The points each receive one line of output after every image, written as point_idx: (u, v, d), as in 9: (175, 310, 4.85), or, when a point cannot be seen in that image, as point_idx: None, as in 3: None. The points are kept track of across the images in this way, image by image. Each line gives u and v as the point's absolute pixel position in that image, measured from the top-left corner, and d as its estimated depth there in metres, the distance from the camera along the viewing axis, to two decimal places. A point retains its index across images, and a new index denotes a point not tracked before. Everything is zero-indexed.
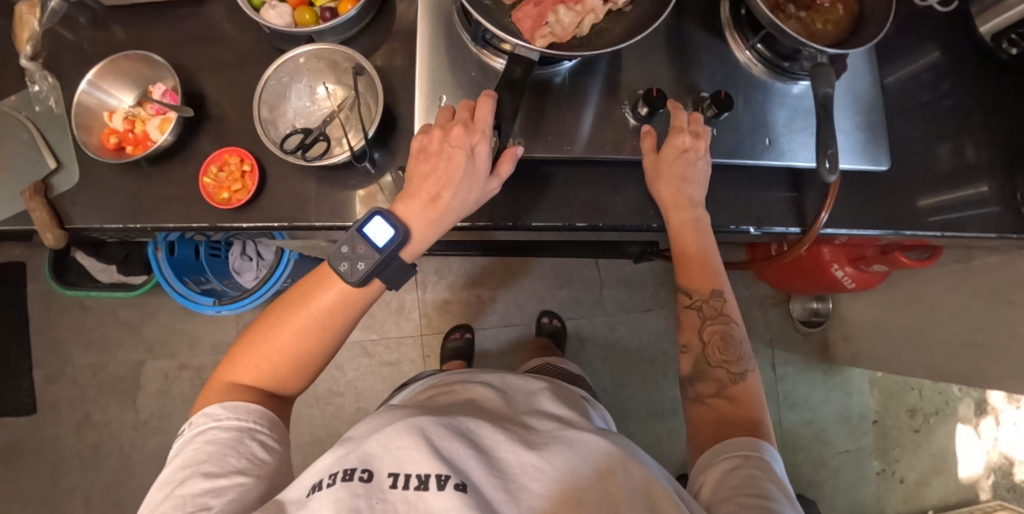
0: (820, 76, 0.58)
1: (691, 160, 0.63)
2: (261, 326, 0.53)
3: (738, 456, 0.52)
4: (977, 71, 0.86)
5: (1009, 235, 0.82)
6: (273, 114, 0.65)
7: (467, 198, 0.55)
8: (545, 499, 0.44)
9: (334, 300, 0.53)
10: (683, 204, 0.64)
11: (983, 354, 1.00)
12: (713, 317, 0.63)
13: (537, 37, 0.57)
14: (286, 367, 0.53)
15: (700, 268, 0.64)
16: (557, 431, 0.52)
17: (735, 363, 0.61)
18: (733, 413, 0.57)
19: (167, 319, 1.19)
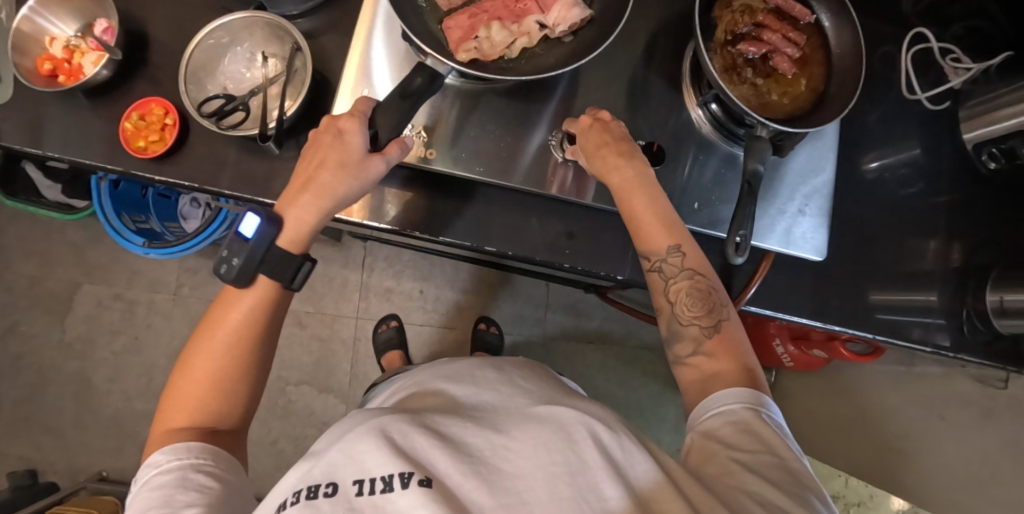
0: (753, 151, 0.58)
1: (608, 126, 0.59)
2: (178, 370, 0.50)
3: (728, 412, 0.50)
4: (957, 177, 0.83)
5: (943, 351, 0.78)
6: (204, 74, 0.64)
7: (345, 179, 0.53)
8: (515, 472, 0.42)
9: (246, 308, 0.50)
10: (619, 162, 0.57)
11: (904, 463, 0.97)
12: (677, 275, 0.56)
13: (462, 50, 0.60)
14: (220, 393, 0.49)
15: (654, 223, 0.57)
16: (528, 409, 0.49)
17: (709, 316, 0.55)
18: (715, 367, 0.53)
19: (113, 247, 1.20)
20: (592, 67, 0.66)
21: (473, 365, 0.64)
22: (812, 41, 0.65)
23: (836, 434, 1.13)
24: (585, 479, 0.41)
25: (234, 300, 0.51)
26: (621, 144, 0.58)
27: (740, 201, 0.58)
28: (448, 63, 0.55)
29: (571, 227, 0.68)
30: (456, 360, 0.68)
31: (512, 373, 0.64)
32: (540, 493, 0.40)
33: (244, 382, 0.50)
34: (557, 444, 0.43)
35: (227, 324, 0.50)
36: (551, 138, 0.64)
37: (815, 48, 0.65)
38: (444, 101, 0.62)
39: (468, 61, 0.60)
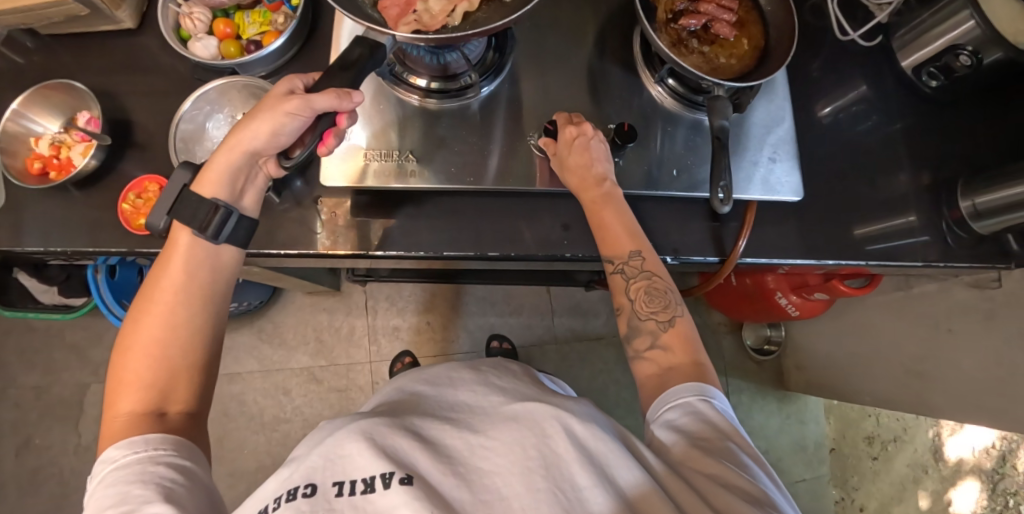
0: (716, 109, 0.63)
1: (585, 143, 0.63)
2: (121, 350, 0.51)
3: (688, 401, 0.55)
4: (906, 102, 0.89)
5: (934, 264, 0.82)
6: (191, 145, 0.67)
7: (257, 128, 0.55)
8: (491, 467, 0.49)
9: (187, 260, 0.54)
10: (591, 182, 0.63)
11: (927, 382, 1.02)
12: (637, 275, 0.62)
13: (401, 24, 0.60)
14: (167, 361, 0.51)
15: (620, 232, 0.63)
16: (506, 410, 0.56)
17: (663, 312, 0.61)
18: (671, 361, 0.59)
19: (114, 341, 1.19)
20: (551, 67, 0.71)
21: (452, 373, 0.72)
22: (744, 5, 0.71)
23: (858, 373, 1.16)
24: (558, 471, 0.47)
25: (176, 250, 0.55)
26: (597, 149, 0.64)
27: (715, 156, 0.62)
28: (388, 34, 0.54)
29: (565, 219, 0.71)
30: (436, 369, 0.75)
31: (486, 376, 0.70)
32: (519, 488, 0.47)
33: (195, 343, 0.53)
34: (531, 440, 0.50)
35: (168, 279, 0.53)
36: (529, 137, 0.68)
37: (748, 10, 0.71)
38: (412, 121, 0.66)
39: (413, 28, 0.59)
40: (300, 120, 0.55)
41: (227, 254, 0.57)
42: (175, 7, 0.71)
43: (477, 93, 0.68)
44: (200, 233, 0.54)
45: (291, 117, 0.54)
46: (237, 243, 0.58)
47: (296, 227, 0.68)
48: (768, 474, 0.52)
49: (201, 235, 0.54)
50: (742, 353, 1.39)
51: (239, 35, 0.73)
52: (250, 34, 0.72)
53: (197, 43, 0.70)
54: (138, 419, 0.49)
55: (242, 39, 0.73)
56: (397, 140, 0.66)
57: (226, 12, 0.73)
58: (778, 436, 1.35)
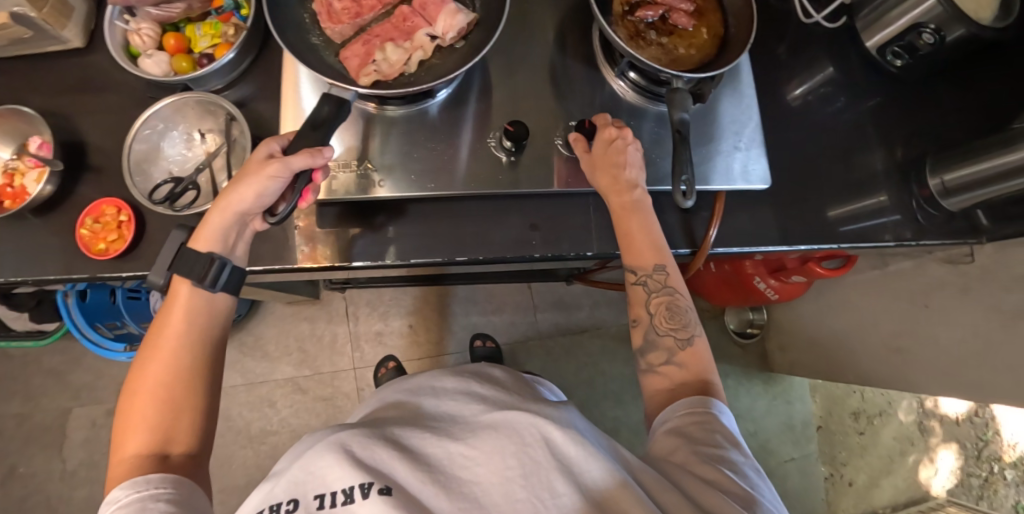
0: (675, 101, 0.62)
1: (623, 147, 0.62)
2: (125, 400, 0.50)
3: (689, 407, 0.56)
4: (873, 82, 0.89)
5: (906, 242, 0.82)
6: (146, 165, 0.65)
7: (241, 193, 0.53)
8: (469, 477, 0.48)
9: (189, 309, 0.54)
10: (623, 187, 0.63)
11: (907, 358, 1.03)
12: (659, 290, 0.62)
13: (362, 75, 0.58)
14: (169, 402, 0.50)
15: (645, 244, 0.63)
16: (487, 417, 0.56)
17: (681, 330, 0.62)
18: (683, 376, 0.60)
19: (94, 364, 1.18)
20: (513, 66, 0.70)
21: (441, 381, 0.71)
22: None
23: (841, 352, 1.17)
24: (536, 478, 0.47)
25: (177, 301, 0.54)
26: (632, 160, 0.63)
27: (675, 148, 0.61)
28: (350, 90, 0.55)
29: (534, 219, 0.70)
30: (426, 376, 0.75)
31: (469, 384, 0.69)
32: (498, 497, 0.46)
33: (197, 390, 0.52)
34: (509, 447, 0.49)
35: (174, 325, 0.53)
36: (488, 139, 0.67)
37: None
38: (369, 128, 0.65)
39: (372, 84, 0.57)
40: (281, 181, 0.53)
41: (224, 300, 0.56)
42: (122, 23, 0.69)
43: (434, 98, 0.67)
44: (200, 286, 0.53)
45: (271, 180, 0.53)
46: (232, 289, 0.56)
47: (261, 242, 0.66)
48: (759, 480, 0.53)
49: (201, 286, 0.53)
50: (726, 337, 1.39)
51: (191, 49, 0.71)
52: (202, 46, 0.70)
53: (147, 60, 0.68)
54: (140, 461, 0.48)
55: (194, 53, 0.71)
56: (358, 148, 0.65)
57: (175, 26, 0.71)
58: (766, 417, 1.36)
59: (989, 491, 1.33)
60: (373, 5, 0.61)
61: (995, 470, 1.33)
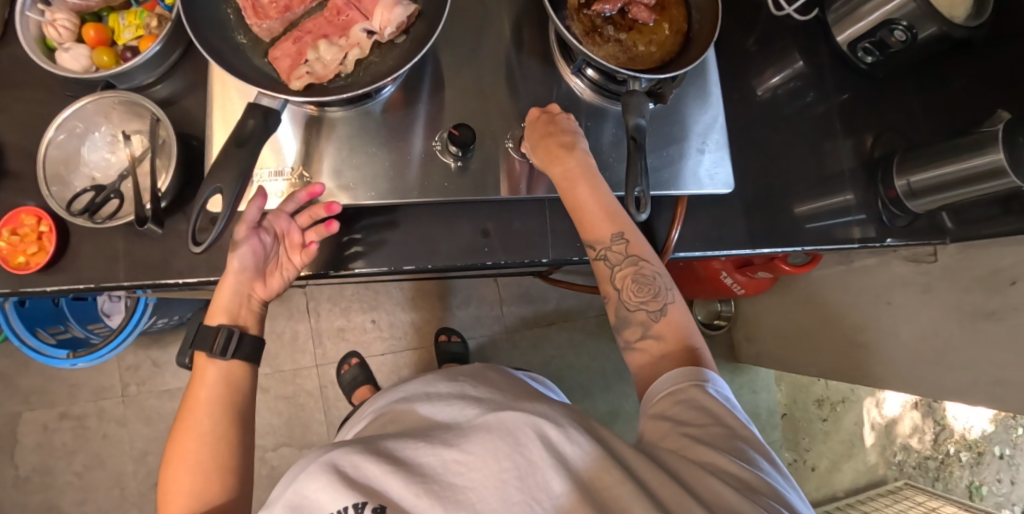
0: (631, 105, 0.59)
1: (552, 118, 0.61)
2: (166, 470, 0.53)
3: (680, 386, 0.53)
4: (842, 77, 0.86)
5: (869, 243, 0.81)
6: (65, 171, 0.60)
7: (240, 256, 0.58)
8: (465, 484, 0.44)
9: (215, 380, 0.57)
10: (562, 154, 0.59)
11: (867, 353, 1.03)
12: (622, 262, 0.59)
13: (293, 78, 0.53)
14: (203, 465, 0.53)
15: (597, 214, 0.59)
16: (481, 420, 0.51)
17: (654, 301, 0.58)
18: (664, 349, 0.57)
19: (42, 366, 1.11)
20: (465, 63, 0.66)
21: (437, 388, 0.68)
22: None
23: (804, 344, 1.18)
24: (534, 480, 0.43)
25: (202, 374, 0.57)
26: (564, 126, 0.60)
27: (629, 158, 0.57)
28: (280, 98, 0.49)
29: (485, 224, 0.67)
30: (410, 386, 0.73)
31: (466, 388, 0.65)
32: (494, 503, 0.42)
33: (230, 454, 0.55)
34: (504, 447, 0.45)
35: (206, 390, 0.57)
36: (435, 141, 0.63)
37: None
38: (307, 131, 0.61)
39: (304, 89, 0.53)
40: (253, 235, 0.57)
41: (243, 367, 0.59)
42: (35, 14, 0.62)
43: (376, 97, 0.62)
44: (211, 354, 0.57)
45: (239, 238, 0.57)
46: (245, 357, 0.59)
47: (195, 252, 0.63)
48: (775, 467, 0.49)
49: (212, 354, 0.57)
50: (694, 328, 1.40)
51: (114, 41, 0.65)
52: (125, 38, 0.64)
53: (65, 54, 0.62)
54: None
55: (117, 45, 0.65)
56: (297, 153, 0.60)
57: (97, 15, 0.65)
58: None
59: (945, 473, 1.42)
60: None
61: (951, 452, 1.42)
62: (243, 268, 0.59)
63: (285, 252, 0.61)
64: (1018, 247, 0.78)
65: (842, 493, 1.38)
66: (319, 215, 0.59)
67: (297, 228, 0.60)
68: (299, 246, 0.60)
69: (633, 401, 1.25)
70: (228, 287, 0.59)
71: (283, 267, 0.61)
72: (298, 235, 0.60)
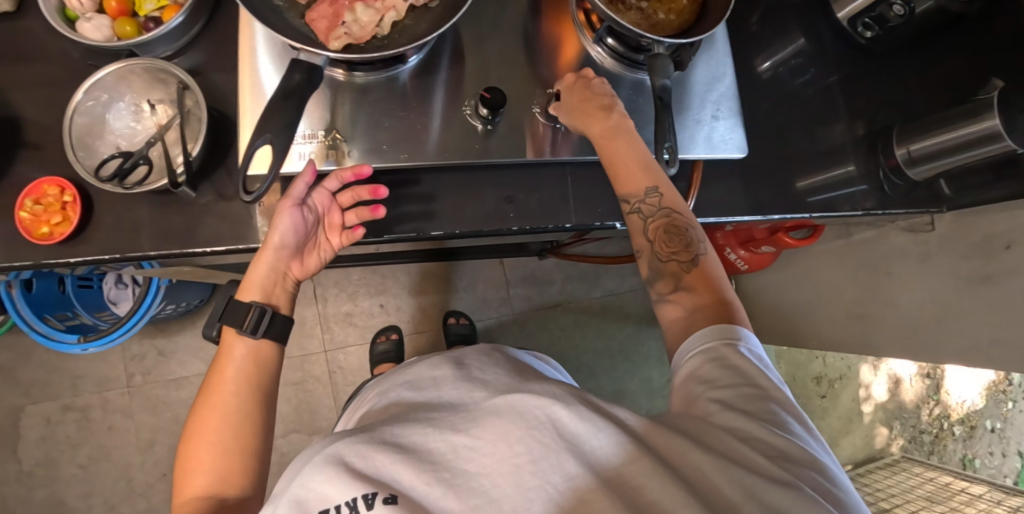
0: (655, 67, 0.61)
1: (588, 82, 0.62)
2: (187, 445, 0.54)
3: (707, 349, 0.52)
4: (841, 53, 0.89)
5: (872, 212, 0.84)
6: (90, 139, 0.59)
7: (283, 233, 0.59)
8: (477, 471, 0.42)
9: (242, 359, 0.58)
10: (600, 112, 0.60)
11: (868, 323, 1.07)
12: (655, 214, 0.60)
13: (331, 39, 0.54)
14: (225, 444, 0.53)
15: (632, 165, 0.60)
16: (489, 404, 0.49)
17: (685, 252, 0.59)
18: (697, 300, 0.57)
19: (43, 358, 1.09)
20: (488, 33, 0.67)
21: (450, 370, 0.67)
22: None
23: (805, 319, 1.21)
24: (550, 462, 0.42)
25: (229, 352, 0.58)
26: (598, 91, 0.61)
27: (657, 116, 0.60)
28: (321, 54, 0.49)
29: (508, 191, 0.68)
30: (422, 366, 0.72)
31: (477, 371, 0.64)
32: (508, 489, 0.41)
33: (251, 435, 0.55)
34: (517, 431, 0.44)
35: (233, 366, 0.57)
36: (464, 108, 0.64)
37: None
38: (336, 96, 0.61)
39: (343, 50, 0.53)
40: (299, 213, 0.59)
41: (269, 349, 0.60)
42: None
43: (405, 63, 0.63)
44: (242, 331, 0.57)
45: (285, 215, 0.59)
46: (275, 339, 0.60)
47: (221, 221, 0.62)
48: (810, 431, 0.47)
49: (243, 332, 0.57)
50: None
51: (136, 12, 0.64)
52: (147, 9, 0.64)
53: (87, 24, 0.62)
54: (198, 501, 0.50)
55: (139, 17, 0.64)
56: (326, 117, 0.61)
57: None
58: None
59: (939, 446, 1.48)
60: None
61: (945, 426, 1.48)
62: (285, 245, 0.60)
63: (323, 232, 0.63)
64: (1012, 213, 0.81)
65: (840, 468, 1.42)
66: (364, 197, 0.62)
67: (337, 207, 0.63)
68: (340, 228, 0.63)
69: (638, 379, 1.27)
70: (267, 262, 0.60)
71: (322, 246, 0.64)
72: (336, 215, 0.63)
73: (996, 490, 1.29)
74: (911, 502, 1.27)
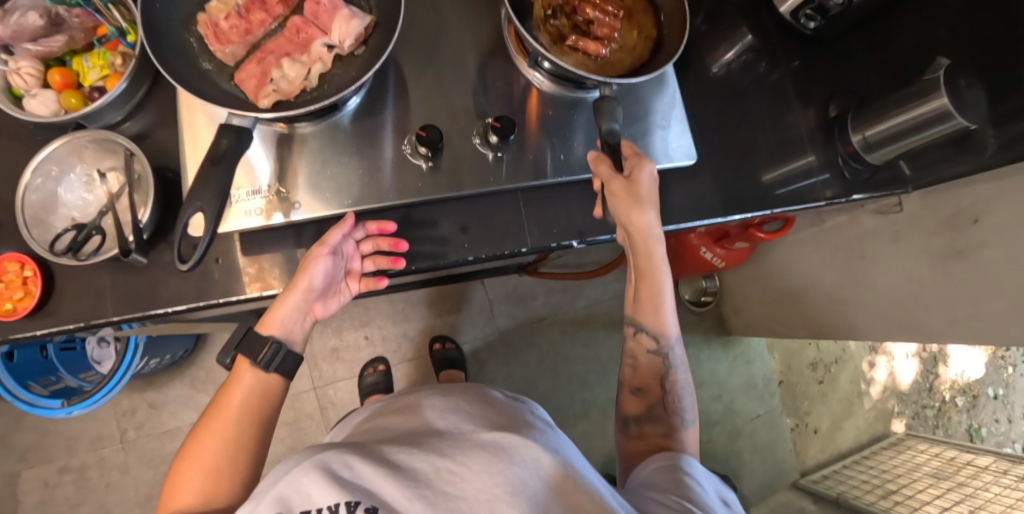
0: (602, 111, 0.61)
1: (644, 190, 0.61)
2: (182, 457, 0.56)
3: (658, 465, 0.58)
4: (787, 46, 0.90)
5: (836, 200, 0.84)
6: (44, 213, 0.60)
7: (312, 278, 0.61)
8: (458, 496, 0.43)
9: (250, 388, 0.59)
10: (646, 249, 0.63)
11: (849, 307, 1.07)
12: (662, 357, 0.68)
13: (262, 97, 0.55)
14: (217, 466, 0.55)
15: (654, 309, 0.66)
16: (474, 436, 0.50)
17: (686, 412, 0.67)
18: (669, 445, 0.65)
19: (36, 423, 1.10)
20: (425, 66, 0.67)
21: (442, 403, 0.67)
22: (642, 33, 0.68)
23: (792, 308, 1.20)
24: (523, 496, 0.43)
25: (238, 378, 0.59)
26: (644, 223, 0.61)
27: (618, 206, 0.61)
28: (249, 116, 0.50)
29: (462, 221, 0.68)
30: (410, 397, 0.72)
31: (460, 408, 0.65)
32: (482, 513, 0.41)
33: (244, 460, 0.57)
34: (499, 465, 0.44)
35: (240, 394, 0.59)
36: (403, 145, 0.65)
37: (646, 38, 0.68)
38: (280, 148, 0.62)
39: (273, 106, 0.55)
40: (328, 261, 0.61)
41: (277, 381, 0.61)
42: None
43: (343, 109, 0.64)
44: (253, 362, 0.59)
45: (317, 263, 0.60)
46: (285, 372, 0.61)
47: (177, 280, 0.63)
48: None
49: (255, 362, 0.58)
50: (684, 307, 1.40)
51: (80, 83, 0.65)
52: (91, 79, 0.65)
53: (33, 101, 0.63)
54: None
55: (84, 88, 0.66)
56: (273, 170, 0.61)
57: (60, 59, 0.66)
58: (728, 379, 1.38)
59: (945, 419, 1.48)
60: (263, 19, 0.58)
61: (947, 398, 1.49)
62: (312, 290, 0.61)
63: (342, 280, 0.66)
64: (975, 186, 0.81)
65: (845, 451, 1.42)
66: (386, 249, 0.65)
67: (359, 254, 0.65)
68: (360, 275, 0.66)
69: None
70: (291, 303, 0.60)
71: (340, 292, 0.65)
72: (361, 263, 0.65)
73: (1002, 459, 1.28)
74: (918, 480, 1.27)
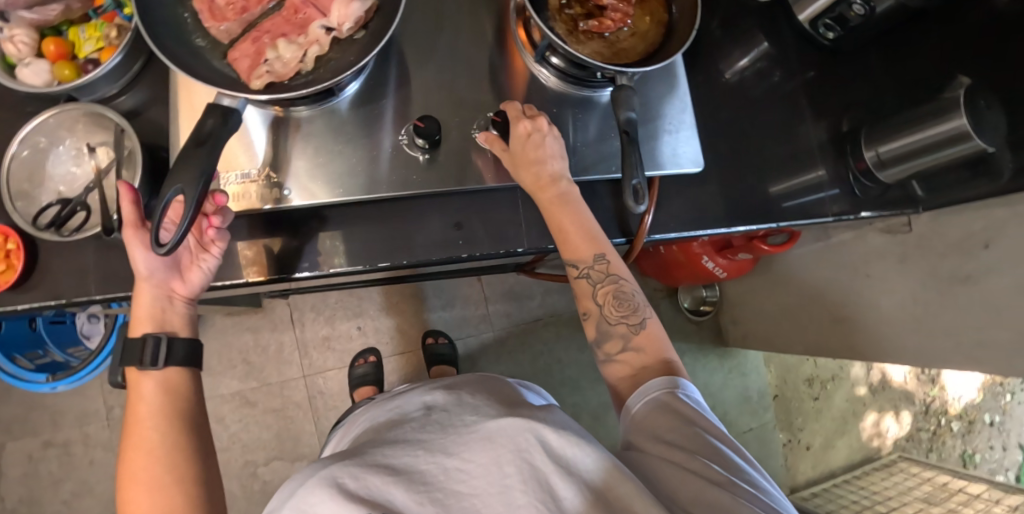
0: (620, 99, 0.60)
1: (534, 137, 0.59)
2: (122, 493, 0.52)
3: (655, 398, 0.53)
4: (803, 55, 0.87)
5: (844, 216, 0.82)
6: (31, 185, 0.59)
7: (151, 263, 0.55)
8: (473, 493, 0.41)
9: (155, 395, 0.55)
10: (545, 183, 0.60)
11: (849, 326, 1.05)
12: (603, 280, 0.61)
13: (254, 78, 0.53)
14: (159, 482, 0.52)
15: (579, 236, 0.61)
16: (476, 423, 0.47)
17: (633, 316, 0.61)
18: (643, 361, 0.59)
19: (23, 396, 1.09)
20: (428, 55, 0.65)
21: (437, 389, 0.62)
22: (654, 18, 0.65)
23: (792, 323, 1.19)
24: (540, 487, 0.41)
25: (140, 390, 0.55)
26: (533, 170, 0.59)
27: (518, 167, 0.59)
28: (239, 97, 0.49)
29: (457, 217, 0.66)
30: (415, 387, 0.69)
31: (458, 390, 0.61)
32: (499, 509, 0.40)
33: (187, 463, 0.54)
34: (505, 457, 0.42)
35: (145, 404, 0.54)
36: (401, 136, 0.63)
37: (658, 23, 0.65)
38: (274, 132, 0.60)
39: (265, 87, 0.53)
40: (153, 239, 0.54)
41: (181, 373, 0.57)
42: None
43: (340, 95, 0.62)
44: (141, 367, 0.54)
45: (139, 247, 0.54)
46: (179, 361, 0.56)
47: None
48: (743, 458, 0.50)
49: (143, 367, 0.54)
50: (682, 316, 1.39)
51: (75, 54, 0.64)
52: (87, 50, 0.63)
53: (25, 70, 0.61)
54: None
55: (79, 59, 0.64)
56: (266, 155, 0.60)
57: (56, 29, 0.64)
58: (722, 391, 1.37)
59: (938, 443, 1.46)
60: None
61: (943, 423, 1.46)
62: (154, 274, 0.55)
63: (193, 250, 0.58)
64: (988, 210, 0.79)
65: (837, 470, 1.40)
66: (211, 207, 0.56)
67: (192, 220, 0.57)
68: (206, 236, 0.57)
69: None
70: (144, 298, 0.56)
71: (199, 262, 0.57)
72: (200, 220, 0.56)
73: (994, 489, 1.26)
74: (908, 504, 1.25)
